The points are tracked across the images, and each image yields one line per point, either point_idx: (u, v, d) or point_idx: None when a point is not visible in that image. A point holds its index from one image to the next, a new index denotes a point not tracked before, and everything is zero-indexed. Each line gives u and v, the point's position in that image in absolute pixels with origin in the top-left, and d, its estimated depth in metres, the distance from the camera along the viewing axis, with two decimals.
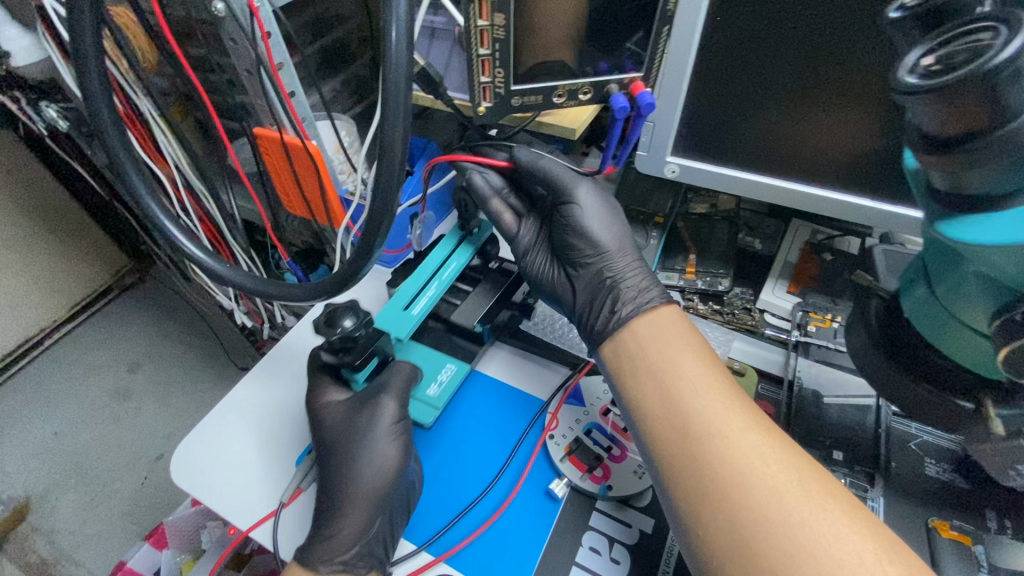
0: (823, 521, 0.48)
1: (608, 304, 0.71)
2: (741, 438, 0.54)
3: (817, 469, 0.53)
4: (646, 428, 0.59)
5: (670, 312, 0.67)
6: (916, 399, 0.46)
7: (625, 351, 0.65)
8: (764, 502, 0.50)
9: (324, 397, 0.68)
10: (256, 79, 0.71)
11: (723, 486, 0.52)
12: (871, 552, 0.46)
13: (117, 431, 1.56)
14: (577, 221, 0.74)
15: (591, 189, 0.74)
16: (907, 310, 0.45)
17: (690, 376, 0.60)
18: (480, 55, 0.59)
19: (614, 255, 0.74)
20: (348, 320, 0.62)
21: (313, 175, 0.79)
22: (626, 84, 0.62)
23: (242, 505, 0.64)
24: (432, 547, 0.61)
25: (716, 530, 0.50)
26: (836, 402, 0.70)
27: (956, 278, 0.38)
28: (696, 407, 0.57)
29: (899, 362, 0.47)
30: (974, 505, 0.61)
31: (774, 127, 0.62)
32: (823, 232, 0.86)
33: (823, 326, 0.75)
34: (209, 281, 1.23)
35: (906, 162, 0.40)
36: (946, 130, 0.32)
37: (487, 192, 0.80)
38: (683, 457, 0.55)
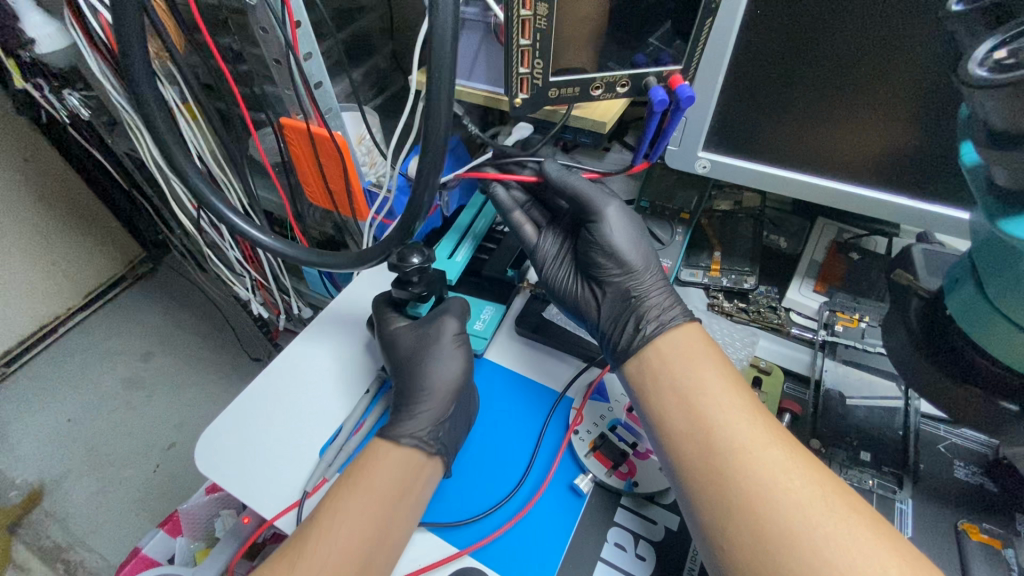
0: (848, 536, 0.48)
1: (631, 321, 0.70)
2: (765, 455, 0.54)
3: (841, 485, 0.53)
4: (668, 443, 0.59)
5: (693, 327, 0.66)
6: (960, 401, 0.46)
7: (648, 367, 0.65)
8: (789, 518, 0.50)
9: (390, 324, 0.74)
10: (285, 69, 0.70)
11: (747, 502, 0.52)
12: (895, 566, 0.46)
13: (130, 419, 1.58)
14: (603, 238, 0.74)
15: (620, 209, 0.74)
16: (953, 309, 0.45)
17: (712, 391, 0.59)
18: (521, 45, 0.60)
19: (641, 275, 0.73)
20: (416, 257, 0.67)
21: (338, 167, 0.80)
22: (664, 76, 0.65)
23: (269, 497, 0.65)
24: (454, 541, 0.61)
25: (741, 544, 0.50)
26: (862, 405, 0.68)
27: (1013, 279, 0.37)
28: (720, 423, 0.57)
29: (943, 364, 0.46)
30: (1004, 508, 0.60)
31: (810, 124, 0.62)
32: (850, 231, 0.85)
33: (850, 325, 0.74)
34: (227, 272, 1.23)
35: (966, 158, 0.40)
36: (1016, 128, 0.31)
37: (510, 205, 0.82)
38: (706, 471, 0.55)
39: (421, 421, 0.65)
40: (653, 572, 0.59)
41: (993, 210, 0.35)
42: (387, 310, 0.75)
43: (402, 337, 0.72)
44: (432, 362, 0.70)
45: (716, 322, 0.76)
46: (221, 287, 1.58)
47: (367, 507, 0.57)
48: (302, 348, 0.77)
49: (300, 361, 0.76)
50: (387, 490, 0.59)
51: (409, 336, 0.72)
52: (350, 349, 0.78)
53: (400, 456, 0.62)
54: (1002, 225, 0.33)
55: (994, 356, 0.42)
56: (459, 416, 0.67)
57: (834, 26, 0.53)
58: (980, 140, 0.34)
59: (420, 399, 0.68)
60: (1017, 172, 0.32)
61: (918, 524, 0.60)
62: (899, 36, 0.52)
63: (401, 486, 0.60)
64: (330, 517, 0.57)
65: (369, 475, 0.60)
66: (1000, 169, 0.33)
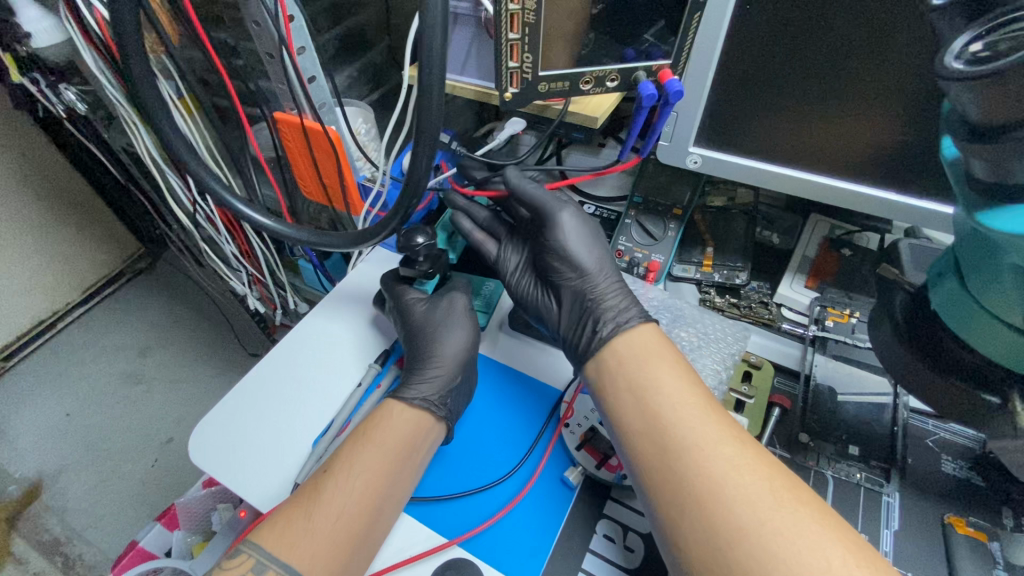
0: (794, 529, 0.49)
1: (587, 324, 0.70)
2: (715, 452, 0.54)
3: (791, 480, 0.54)
4: (626, 443, 0.60)
5: (648, 331, 0.67)
6: (943, 392, 0.46)
7: (605, 369, 0.66)
8: (739, 514, 0.50)
9: (405, 295, 0.76)
10: (278, 63, 0.71)
11: (700, 499, 0.52)
12: (839, 557, 0.47)
13: (127, 414, 1.58)
14: (560, 243, 0.75)
15: (574, 214, 0.76)
16: (935, 302, 0.45)
17: (666, 391, 0.60)
18: (510, 39, 0.61)
19: (595, 277, 0.74)
20: (420, 237, 0.71)
21: (332, 160, 0.80)
22: (653, 71, 0.65)
23: (263, 490, 0.66)
24: (439, 529, 0.62)
25: (696, 541, 0.51)
26: (852, 400, 0.69)
27: (992, 272, 0.37)
28: (674, 422, 0.58)
29: (928, 358, 0.47)
30: (989, 502, 0.61)
31: (799, 121, 0.62)
32: (843, 227, 0.85)
33: (841, 321, 0.73)
34: (223, 266, 1.24)
35: (947, 151, 0.40)
36: (992, 122, 0.31)
37: (474, 224, 0.83)
38: (661, 470, 0.56)
39: (433, 385, 0.68)
40: (642, 563, 0.60)
41: (974, 202, 0.36)
42: (399, 284, 0.77)
43: (416, 308, 0.74)
44: (444, 332, 0.72)
45: (707, 316, 0.76)
46: (218, 282, 1.58)
47: (377, 462, 0.60)
48: (302, 338, 0.77)
49: (302, 348, 0.77)
50: (394, 449, 0.62)
51: (421, 306, 0.74)
52: (350, 339, 0.78)
53: (409, 416, 0.65)
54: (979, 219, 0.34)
55: (974, 347, 0.42)
56: (463, 387, 0.70)
57: (816, 30, 0.54)
58: (960, 132, 0.34)
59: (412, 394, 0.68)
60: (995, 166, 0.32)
61: (904, 517, 0.61)
62: (884, 35, 0.52)
63: (406, 447, 0.63)
64: (346, 471, 0.59)
65: (380, 429, 0.63)
66: (983, 160, 0.33)
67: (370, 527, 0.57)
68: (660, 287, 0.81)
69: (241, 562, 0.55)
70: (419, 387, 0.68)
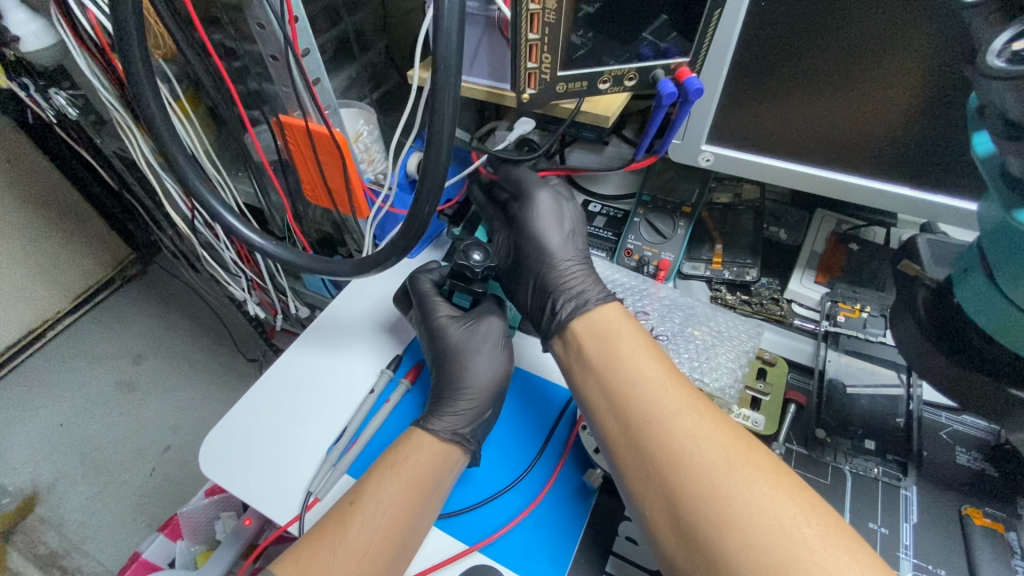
0: (751, 491, 0.50)
1: (549, 305, 0.72)
2: (673, 422, 0.56)
3: (748, 443, 0.55)
4: (595, 420, 0.62)
5: (611, 309, 0.68)
6: (968, 388, 0.46)
7: (573, 350, 0.68)
8: (694, 482, 0.52)
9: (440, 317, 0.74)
10: (282, 65, 0.69)
11: (660, 468, 0.54)
12: (790, 514, 0.49)
13: (124, 422, 1.56)
14: (530, 223, 0.77)
15: (550, 195, 0.78)
16: (961, 297, 0.45)
17: (626, 366, 0.62)
18: (530, 40, 0.59)
19: (562, 259, 0.75)
20: (477, 254, 0.71)
21: (338, 163, 0.78)
22: (671, 69, 0.64)
23: (275, 500, 0.64)
24: (456, 534, 0.62)
25: (658, 509, 0.53)
26: (867, 394, 0.69)
27: (1018, 266, 0.38)
28: (634, 397, 0.59)
29: (955, 355, 0.47)
30: (1004, 492, 0.62)
31: (801, 115, 0.63)
32: (849, 221, 0.85)
33: (852, 316, 0.74)
34: (222, 272, 1.22)
35: (981, 150, 0.40)
36: None
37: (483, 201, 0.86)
38: (625, 443, 0.58)
39: (461, 417, 0.66)
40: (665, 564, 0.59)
41: (1007, 198, 0.36)
42: (433, 297, 0.75)
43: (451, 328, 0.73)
44: (474, 357, 0.71)
45: (718, 314, 0.76)
46: (214, 287, 1.56)
47: (401, 497, 0.59)
48: (317, 347, 0.76)
49: (317, 359, 0.75)
50: (418, 480, 0.60)
51: (456, 328, 0.74)
52: (361, 346, 0.78)
53: (437, 450, 0.63)
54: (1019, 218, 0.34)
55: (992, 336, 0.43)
56: (490, 420, 0.69)
57: (821, 25, 0.55)
58: (1000, 128, 0.34)
59: (437, 415, 0.67)
60: None
61: (922, 510, 0.61)
62: (894, 31, 0.52)
63: (431, 478, 0.61)
64: (370, 503, 0.58)
65: (408, 457, 0.62)
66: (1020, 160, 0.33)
67: (395, 558, 0.57)
68: (670, 286, 0.81)
69: None
70: (448, 417, 0.66)
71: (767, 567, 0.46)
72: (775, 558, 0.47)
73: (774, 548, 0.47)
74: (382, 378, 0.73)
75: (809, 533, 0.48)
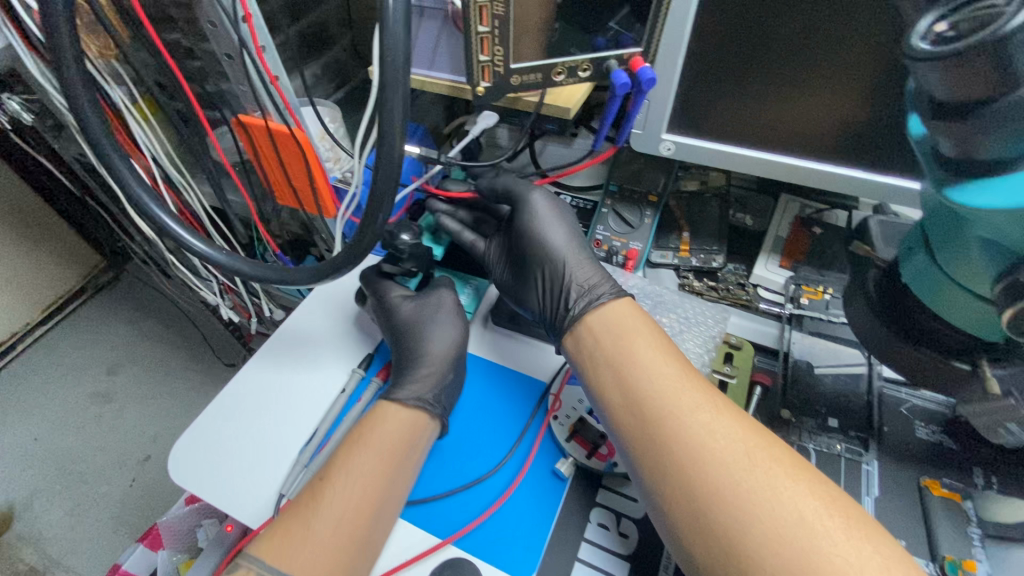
0: (770, 487, 0.51)
1: (562, 301, 0.73)
2: (690, 418, 0.57)
3: (767, 439, 0.56)
4: (610, 417, 0.62)
5: (623, 305, 0.69)
6: (915, 363, 0.48)
7: (584, 346, 0.68)
8: (715, 476, 0.52)
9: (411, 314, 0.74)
10: (239, 64, 0.68)
11: (678, 463, 0.55)
12: (811, 509, 0.50)
13: (101, 434, 1.53)
14: (531, 221, 0.78)
15: (544, 195, 0.80)
16: (906, 277, 0.46)
17: (640, 363, 0.63)
18: (480, 32, 0.60)
19: (568, 253, 0.76)
20: (405, 235, 0.74)
21: (302, 162, 0.77)
22: (625, 59, 0.64)
23: (249, 505, 0.64)
24: (429, 529, 0.62)
25: (678, 503, 0.53)
26: (828, 372, 0.71)
27: (959, 247, 0.39)
28: (651, 394, 0.60)
29: (902, 332, 0.48)
30: (961, 463, 0.64)
31: (759, 103, 0.63)
32: (812, 206, 0.87)
33: (815, 298, 0.76)
34: (192, 277, 1.20)
35: (912, 129, 0.41)
36: (956, 98, 0.32)
37: (459, 227, 0.85)
38: (642, 438, 0.58)
39: (425, 383, 0.69)
40: (637, 547, 0.60)
41: (941, 180, 0.37)
42: (381, 281, 0.78)
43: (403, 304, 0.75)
44: (435, 328, 0.74)
45: (686, 301, 0.77)
46: (188, 293, 1.53)
47: (374, 464, 0.60)
48: (285, 350, 0.75)
49: (286, 360, 0.74)
50: (391, 447, 0.62)
51: (408, 304, 0.75)
52: (331, 342, 0.77)
53: (405, 416, 0.65)
54: (954, 195, 0.34)
55: (944, 317, 0.44)
56: (454, 383, 0.70)
57: (772, 11, 0.55)
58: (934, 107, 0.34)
59: (403, 384, 0.69)
60: (960, 143, 0.33)
61: (884, 483, 0.63)
62: (839, 15, 0.54)
63: (404, 443, 0.63)
64: (342, 475, 0.59)
65: (376, 426, 0.64)
66: (962, 136, 0.33)
67: (372, 535, 0.57)
68: (639, 275, 0.82)
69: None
70: (413, 384, 0.69)
71: (792, 561, 0.47)
72: (796, 548, 0.48)
73: (798, 542, 0.48)
74: (352, 379, 0.73)
75: (831, 526, 0.49)
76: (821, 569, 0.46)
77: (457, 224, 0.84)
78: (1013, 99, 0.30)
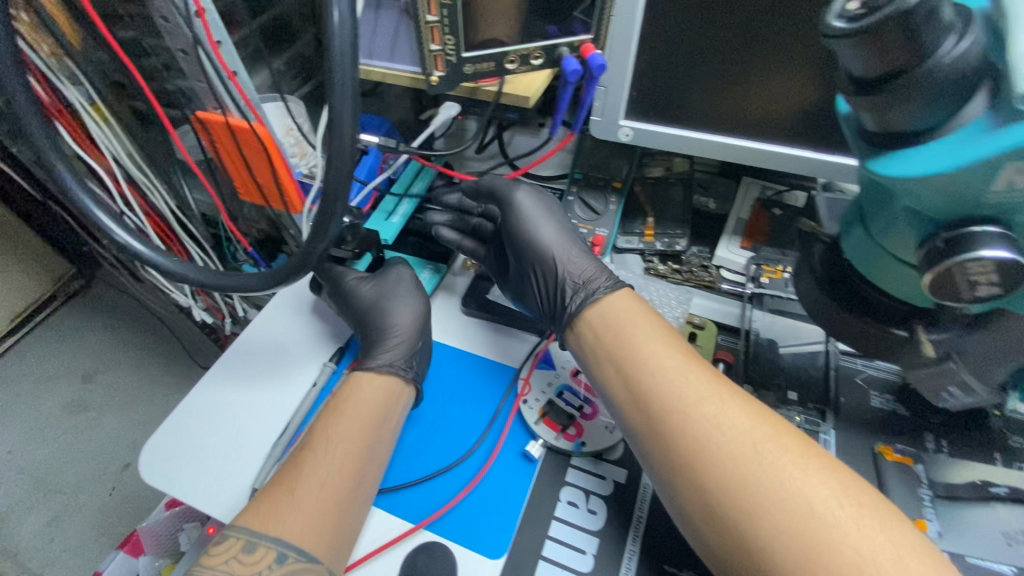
0: (779, 477, 0.51)
1: (560, 298, 0.74)
2: (696, 410, 0.56)
3: (776, 427, 0.55)
4: (617, 412, 0.63)
5: (622, 298, 0.69)
6: (865, 334, 0.50)
7: (586, 342, 0.68)
8: (722, 469, 0.52)
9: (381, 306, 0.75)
10: (194, 59, 0.68)
11: (685, 456, 0.54)
12: (821, 497, 0.49)
13: (77, 444, 1.50)
14: (522, 219, 0.79)
15: (529, 190, 0.81)
16: (845, 250, 0.48)
17: (642, 357, 0.62)
18: (429, 21, 0.61)
19: (562, 248, 0.77)
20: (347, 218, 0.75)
21: (264, 158, 0.77)
22: (576, 47, 0.66)
23: (222, 500, 0.64)
24: (399, 510, 0.63)
25: (689, 498, 0.53)
26: (788, 348, 0.74)
27: (888, 219, 0.41)
28: (654, 387, 0.60)
29: (847, 305, 0.50)
30: (913, 430, 0.66)
31: (711, 86, 0.65)
32: (772, 188, 0.89)
33: (775, 277, 0.78)
34: (164, 280, 1.19)
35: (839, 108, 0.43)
36: (874, 71, 0.34)
37: (456, 238, 0.85)
38: (649, 433, 0.58)
39: (398, 351, 0.72)
40: (606, 523, 0.62)
41: (866, 154, 0.39)
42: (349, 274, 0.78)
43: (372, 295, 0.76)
44: (395, 302, 0.77)
45: (648, 285, 0.79)
46: (162, 297, 1.51)
47: (355, 429, 0.63)
48: (253, 348, 0.75)
49: (255, 354, 0.75)
50: (369, 414, 0.65)
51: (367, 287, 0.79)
52: (301, 336, 0.78)
53: (379, 384, 0.69)
54: (881, 167, 0.36)
55: (883, 288, 0.47)
56: (424, 352, 0.74)
57: None
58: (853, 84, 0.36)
59: (375, 354, 0.73)
60: (879, 114, 0.36)
61: (841, 451, 0.65)
62: None
63: (382, 408, 0.66)
64: (325, 441, 0.62)
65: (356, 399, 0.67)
66: (885, 109, 0.35)
67: (359, 489, 0.60)
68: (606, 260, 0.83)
69: (229, 545, 0.54)
70: (385, 353, 0.72)
71: (803, 551, 0.47)
72: (808, 541, 0.47)
73: (809, 534, 0.48)
74: (320, 372, 0.73)
75: (842, 515, 0.48)
76: (834, 559, 0.46)
77: (455, 235, 0.85)
78: (923, 69, 0.32)
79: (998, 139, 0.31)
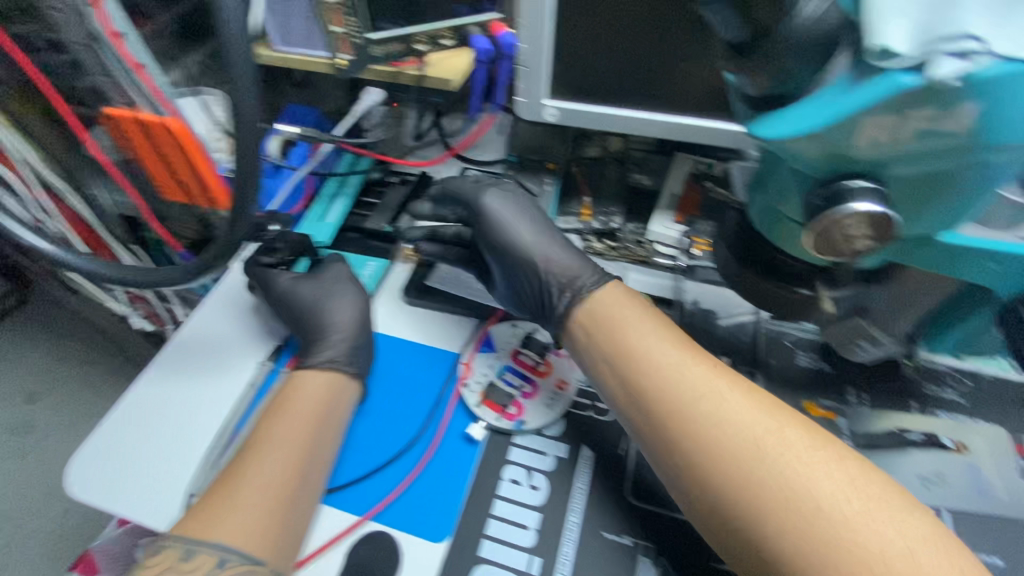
0: (800, 479, 0.48)
1: (548, 299, 0.73)
2: (693, 404, 0.54)
3: (785, 414, 0.53)
4: (619, 412, 0.61)
5: (610, 296, 0.67)
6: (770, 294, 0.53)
7: (581, 342, 0.67)
8: (730, 474, 0.49)
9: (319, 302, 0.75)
10: (95, 51, 0.65)
11: (689, 455, 0.52)
12: (841, 498, 0.46)
13: (21, 469, 1.43)
14: (494, 221, 0.79)
15: (497, 193, 0.80)
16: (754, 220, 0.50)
17: (639, 354, 0.60)
18: (331, 5, 0.69)
19: (544, 247, 0.75)
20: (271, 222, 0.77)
21: (181, 154, 0.73)
22: (487, 25, 0.77)
23: (158, 512, 0.62)
24: (341, 505, 0.62)
25: (699, 500, 0.51)
26: (720, 317, 0.76)
27: (777, 177, 0.45)
28: (652, 386, 0.57)
29: (753, 267, 0.52)
30: (836, 384, 0.69)
31: (627, 59, 0.66)
32: (704, 161, 0.91)
33: (706, 248, 0.80)
34: (99, 289, 1.14)
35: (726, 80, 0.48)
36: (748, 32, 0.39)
37: (438, 249, 0.84)
38: (652, 437, 0.56)
39: (339, 347, 0.71)
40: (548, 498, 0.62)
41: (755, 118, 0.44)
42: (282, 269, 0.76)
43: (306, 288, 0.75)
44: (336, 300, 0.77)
45: None
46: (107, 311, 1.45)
47: (296, 427, 0.63)
48: (185, 350, 0.73)
49: (187, 361, 0.72)
50: (312, 410, 0.65)
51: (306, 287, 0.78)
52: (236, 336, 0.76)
53: (322, 381, 0.68)
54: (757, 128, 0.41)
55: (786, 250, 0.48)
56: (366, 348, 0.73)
57: None
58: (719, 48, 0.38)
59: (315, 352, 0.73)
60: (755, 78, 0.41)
61: None
62: None
63: (323, 407, 0.66)
64: (266, 444, 0.61)
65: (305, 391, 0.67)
66: (760, 75, 0.40)
67: (299, 493, 0.58)
68: None
69: (166, 556, 0.53)
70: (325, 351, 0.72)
71: (814, 547, 0.45)
72: (819, 538, 0.45)
73: (820, 528, 0.45)
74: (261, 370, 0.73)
75: (850, 509, 0.46)
76: (849, 556, 0.44)
77: (435, 247, 0.83)
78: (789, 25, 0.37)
79: (858, 91, 0.35)
